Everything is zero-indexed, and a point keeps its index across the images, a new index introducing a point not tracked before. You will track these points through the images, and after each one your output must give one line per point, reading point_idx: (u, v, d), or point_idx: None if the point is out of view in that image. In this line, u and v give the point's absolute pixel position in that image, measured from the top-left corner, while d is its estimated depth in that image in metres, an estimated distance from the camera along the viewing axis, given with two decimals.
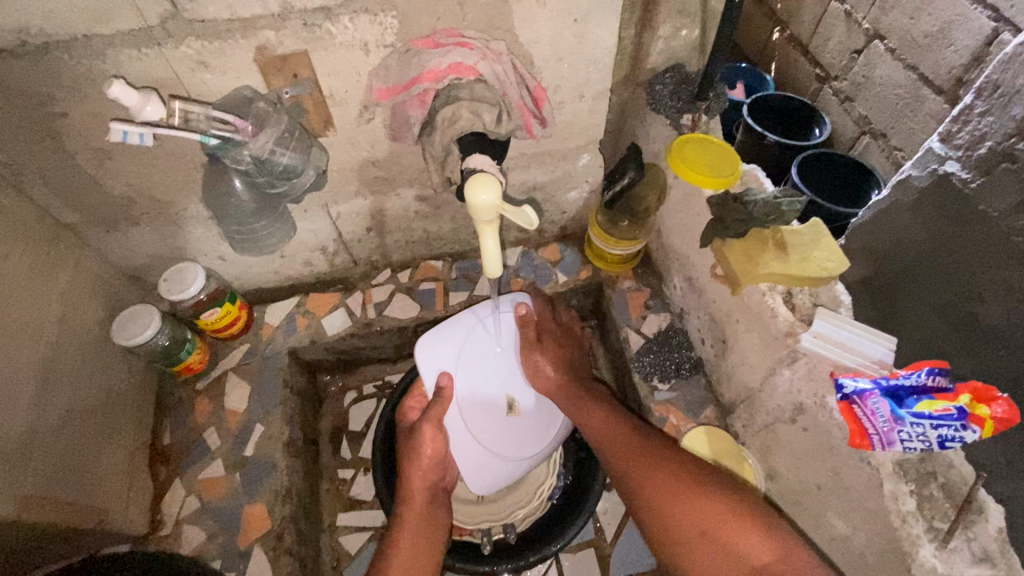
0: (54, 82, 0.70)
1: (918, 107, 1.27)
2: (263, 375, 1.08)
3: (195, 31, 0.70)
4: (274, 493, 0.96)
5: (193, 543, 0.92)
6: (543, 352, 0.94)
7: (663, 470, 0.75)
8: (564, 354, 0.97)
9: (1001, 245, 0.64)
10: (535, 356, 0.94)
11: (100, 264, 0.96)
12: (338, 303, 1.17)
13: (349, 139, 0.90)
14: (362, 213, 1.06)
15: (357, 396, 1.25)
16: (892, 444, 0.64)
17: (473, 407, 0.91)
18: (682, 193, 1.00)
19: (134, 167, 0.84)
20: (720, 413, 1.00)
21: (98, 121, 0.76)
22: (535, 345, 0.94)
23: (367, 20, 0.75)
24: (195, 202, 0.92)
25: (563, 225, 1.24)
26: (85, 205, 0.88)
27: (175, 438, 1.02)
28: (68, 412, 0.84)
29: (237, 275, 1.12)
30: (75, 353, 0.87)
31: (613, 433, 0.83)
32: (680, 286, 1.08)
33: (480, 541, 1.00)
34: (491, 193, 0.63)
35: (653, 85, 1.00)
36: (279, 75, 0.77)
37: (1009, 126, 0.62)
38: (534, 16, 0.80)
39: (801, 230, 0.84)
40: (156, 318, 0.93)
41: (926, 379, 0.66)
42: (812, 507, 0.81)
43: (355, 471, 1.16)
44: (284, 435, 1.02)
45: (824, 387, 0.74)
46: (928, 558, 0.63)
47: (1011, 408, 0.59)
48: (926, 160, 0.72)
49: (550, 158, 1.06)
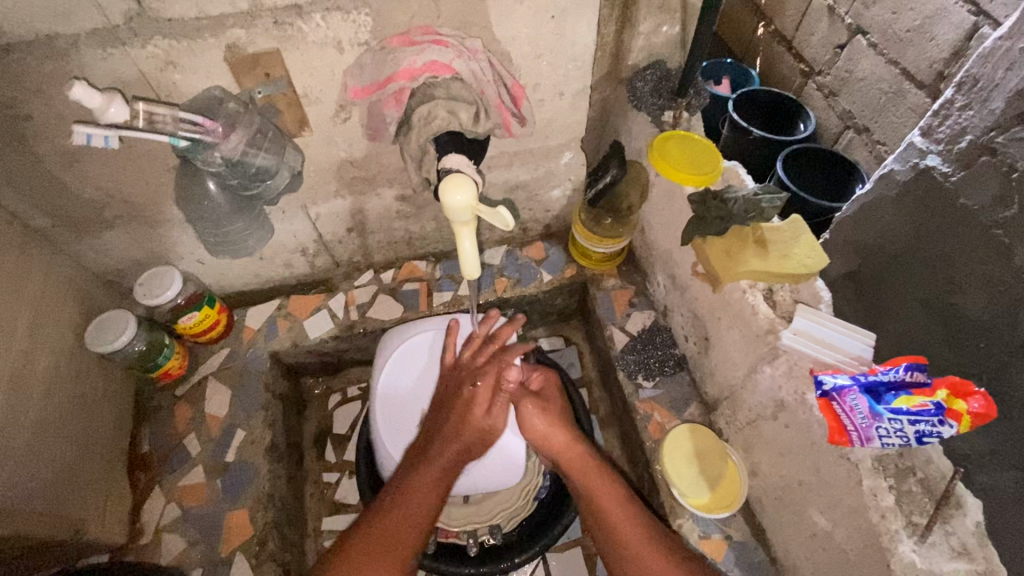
0: (17, 84, 0.69)
1: (900, 101, 1.28)
2: (244, 379, 1.06)
3: (162, 29, 0.69)
4: (256, 499, 0.95)
5: (173, 552, 0.90)
6: (536, 413, 0.83)
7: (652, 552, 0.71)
8: (566, 410, 0.87)
9: (981, 239, 0.64)
10: (533, 421, 0.83)
11: (73, 269, 0.94)
12: (320, 304, 1.16)
13: (326, 138, 0.88)
14: (342, 213, 1.04)
15: (341, 399, 1.24)
16: (870, 440, 0.64)
17: (390, 407, 0.93)
18: (664, 191, 0.99)
19: (104, 170, 0.83)
20: (704, 410, 1.00)
21: (64, 124, 0.74)
22: (530, 402, 0.84)
23: (341, 18, 0.73)
24: (170, 204, 0.91)
25: (547, 224, 1.24)
26: (56, 209, 0.86)
27: (154, 445, 1.00)
28: (43, 421, 0.82)
29: (215, 278, 1.10)
30: (49, 361, 0.85)
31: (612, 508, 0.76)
32: (664, 283, 1.08)
33: (466, 543, 0.98)
34: (467, 192, 0.62)
35: (634, 82, 0.99)
36: (251, 74, 0.76)
37: (989, 120, 0.62)
38: (511, 13, 0.79)
39: (781, 228, 0.83)
40: (133, 322, 0.92)
41: (904, 374, 0.66)
42: (794, 503, 0.81)
43: (339, 475, 1.15)
44: (265, 439, 1.01)
45: (805, 384, 0.74)
46: (907, 554, 0.63)
47: (988, 403, 0.59)
48: (909, 154, 0.73)
49: (532, 156, 1.06)
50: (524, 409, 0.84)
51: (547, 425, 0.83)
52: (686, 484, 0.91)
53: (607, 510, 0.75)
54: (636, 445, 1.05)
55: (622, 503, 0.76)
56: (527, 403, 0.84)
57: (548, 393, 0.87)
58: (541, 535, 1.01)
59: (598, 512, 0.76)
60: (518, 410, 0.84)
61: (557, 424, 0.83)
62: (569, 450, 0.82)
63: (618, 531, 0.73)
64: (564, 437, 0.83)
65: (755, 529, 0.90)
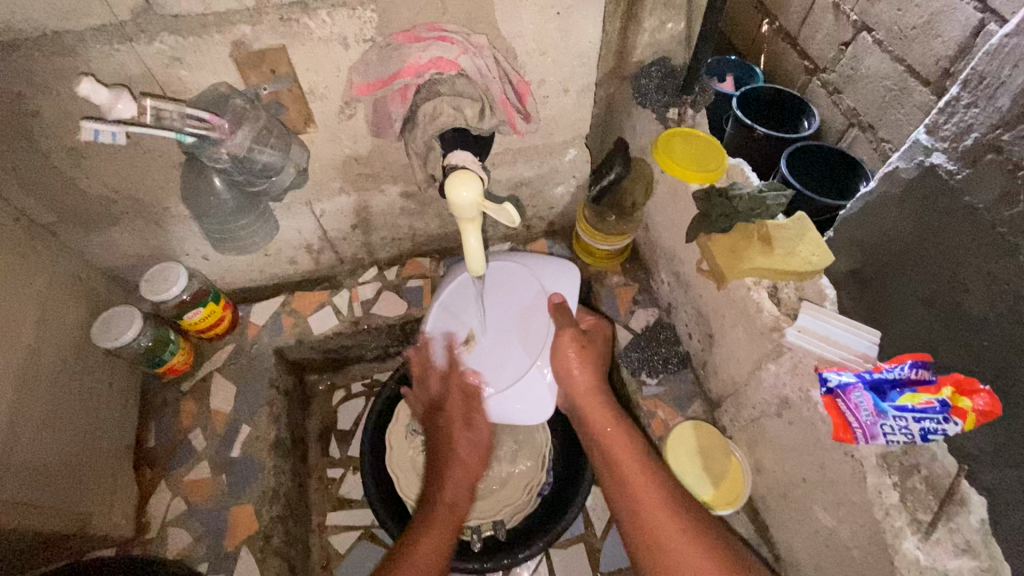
0: (24, 80, 0.69)
1: (905, 99, 1.27)
2: (249, 375, 1.07)
3: (168, 26, 0.69)
4: (262, 494, 0.96)
5: (178, 546, 0.91)
6: (573, 352, 0.84)
7: (663, 512, 0.73)
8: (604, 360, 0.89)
9: (985, 237, 0.64)
10: (567, 361, 0.84)
11: (79, 265, 0.94)
12: (325, 301, 1.16)
13: (332, 135, 0.89)
14: (347, 210, 1.05)
15: (345, 395, 1.25)
16: (875, 438, 0.64)
17: (447, 319, 0.92)
18: (669, 189, 0.99)
19: (110, 167, 0.83)
20: (708, 408, 1.01)
21: (72, 121, 0.75)
22: (579, 338, 0.85)
23: (346, 14, 0.74)
24: (176, 201, 0.91)
25: (551, 222, 1.24)
26: (62, 205, 0.86)
27: (159, 440, 1.01)
28: (48, 416, 0.82)
29: (220, 275, 1.10)
30: (55, 357, 0.85)
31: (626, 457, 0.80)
32: (668, 280, 1.08)
33: (470, 538, 0.99)
34: (472, 189, 0.62)
35: (639, 79, 0.99)
36: (257, 71, 0.76)
37: (995, 117, 0.62)
38: (516, 9, 0.79)
39: (786, 225, 0.84)
40: (137, 319, 0.92)
41: (908, 371, 0.66)
42: (798, 500, 0.81)
43: (343, 470, 1.16)
44: (270, 435, 1.02)
45: (809, 382, 0.74)
46: (911, 550, 0.64)
47: (993, 401, 0.60)
48: (913, 152, 0.72)
49: (536, 153, 1.06)
50: (564, 337, 0.85)
51: (584, 368, 0.84)
52: (689, 480, 0.91)
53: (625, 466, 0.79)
54: None
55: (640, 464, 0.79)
56: (569, 335, 0.85)
57: (595, 337, 0.90)
58: (547, 529, 0.99)
59: (616, 465, 0.80)
60: (561, 339, 0.85)
61: (591, 373, 0.84)
62: (595, 405, 0.85)
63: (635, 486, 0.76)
64: (592, 384, 0.84)
65: (759, 526, 0.90)
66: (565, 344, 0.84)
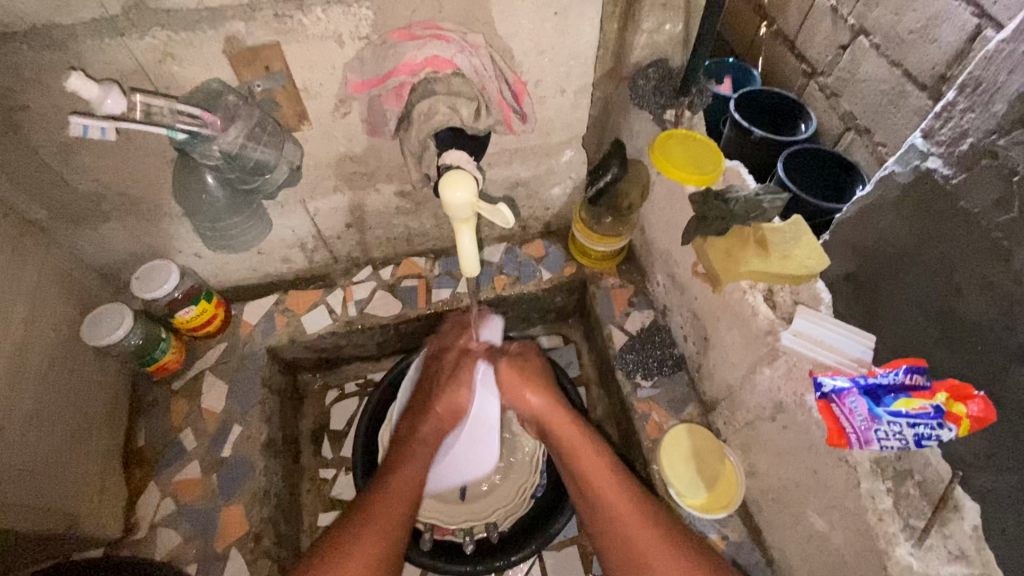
0: (13, 74, 0.68)
1: (902, 103, 1.27)
2: (241, 374, 1.06)
3: (160, 20, 0.68)
4: (252, 494, 0.95)
5: (167, 546, 0.90)
6: (523, 385, 0.88)
7: (644, 527, 0.72)
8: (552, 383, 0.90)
9: (979, 242, 0.64)
10: (522, 392, 0.88)
11: (69, 261, 0.93)
12: (318, 300, 1.15)
13: (326, 133, 0.88)
14: (341, 209, 1.04)
15: (338, 395, 1.24)
16: (870, 443, 0.64)
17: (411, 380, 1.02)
18: (665, 190, 0.99)
19: (101, 162, 0.82)
20: (703, 411, 1.00)
21: (62, 116, 0.74)
22: (524, 371, 0.89)
23: (341, 11, 0.73)
24: (168, 198, 0.90)
25: (547, 222, 1.23)
26: (52, 201, 0.85)
27: (149, 439, 1.00)
28: (36, 414, 0.81)
29: (213, 273, 1.10)
30: (42, 355, 0.84)
31: (594, 473, 0.78)
32: (663, 283, 1.08)
33: (462, 540, 0.98)
34: (467, 190, 0.62)
35: (636, 81, 0.97)
36: (250, 67, 0.75)
37: (990, 123, 0.62)
38: (514, 8, 0.79)
39: (781, 228, 0.83)
40: (129, 316, 0.92)
41: (903, 377, 0.65)
42: (791, 504, 0.81)
43: (336, 471, 1.15)
44: (262, 435, 1.01)
45: (804, 386, 0.74)
46: (904, 556, 0.63)
47: (987, 407, 0.59)
48: (909, 157, 0.72)
49: (533, 154, 1.05)
50: (502, 371, 0.89)
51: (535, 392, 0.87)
52: (684, 483, 0.91)
53: (597, 486, 0.77)
54: (633, 445, 1.05)
55: (614, 479, 0.77)
56: (505, 363, 0.89)
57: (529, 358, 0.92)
58: (538, 534, 0.99)
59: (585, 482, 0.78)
60: (501, 372, 0.89)
61: (544, 398, 0.87)
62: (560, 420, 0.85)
63: (608, 503, 0.75)
64: (550, 406, 0.86)
65: (752, 531, 0.90)
66: (510, 378, 0.89)
